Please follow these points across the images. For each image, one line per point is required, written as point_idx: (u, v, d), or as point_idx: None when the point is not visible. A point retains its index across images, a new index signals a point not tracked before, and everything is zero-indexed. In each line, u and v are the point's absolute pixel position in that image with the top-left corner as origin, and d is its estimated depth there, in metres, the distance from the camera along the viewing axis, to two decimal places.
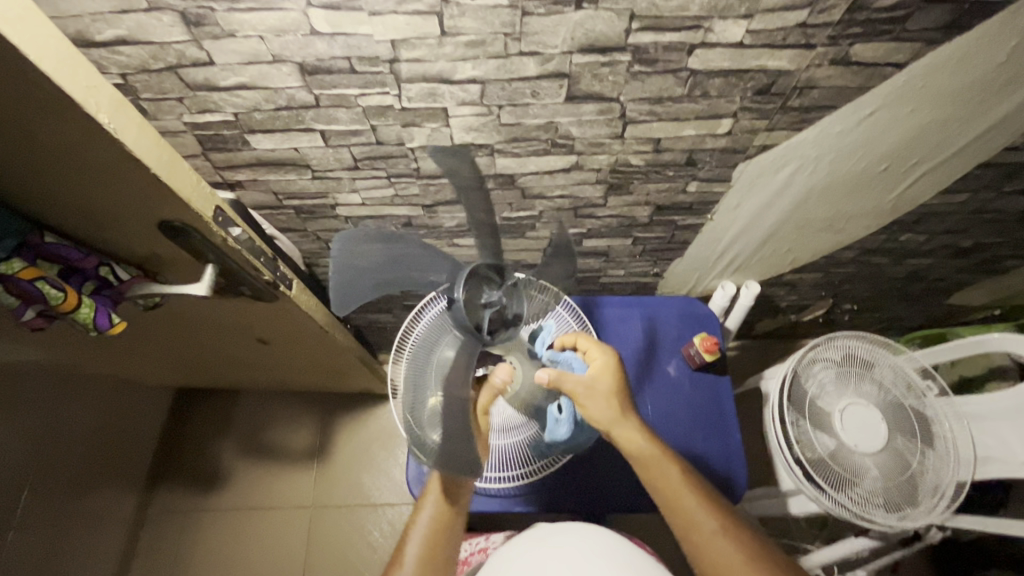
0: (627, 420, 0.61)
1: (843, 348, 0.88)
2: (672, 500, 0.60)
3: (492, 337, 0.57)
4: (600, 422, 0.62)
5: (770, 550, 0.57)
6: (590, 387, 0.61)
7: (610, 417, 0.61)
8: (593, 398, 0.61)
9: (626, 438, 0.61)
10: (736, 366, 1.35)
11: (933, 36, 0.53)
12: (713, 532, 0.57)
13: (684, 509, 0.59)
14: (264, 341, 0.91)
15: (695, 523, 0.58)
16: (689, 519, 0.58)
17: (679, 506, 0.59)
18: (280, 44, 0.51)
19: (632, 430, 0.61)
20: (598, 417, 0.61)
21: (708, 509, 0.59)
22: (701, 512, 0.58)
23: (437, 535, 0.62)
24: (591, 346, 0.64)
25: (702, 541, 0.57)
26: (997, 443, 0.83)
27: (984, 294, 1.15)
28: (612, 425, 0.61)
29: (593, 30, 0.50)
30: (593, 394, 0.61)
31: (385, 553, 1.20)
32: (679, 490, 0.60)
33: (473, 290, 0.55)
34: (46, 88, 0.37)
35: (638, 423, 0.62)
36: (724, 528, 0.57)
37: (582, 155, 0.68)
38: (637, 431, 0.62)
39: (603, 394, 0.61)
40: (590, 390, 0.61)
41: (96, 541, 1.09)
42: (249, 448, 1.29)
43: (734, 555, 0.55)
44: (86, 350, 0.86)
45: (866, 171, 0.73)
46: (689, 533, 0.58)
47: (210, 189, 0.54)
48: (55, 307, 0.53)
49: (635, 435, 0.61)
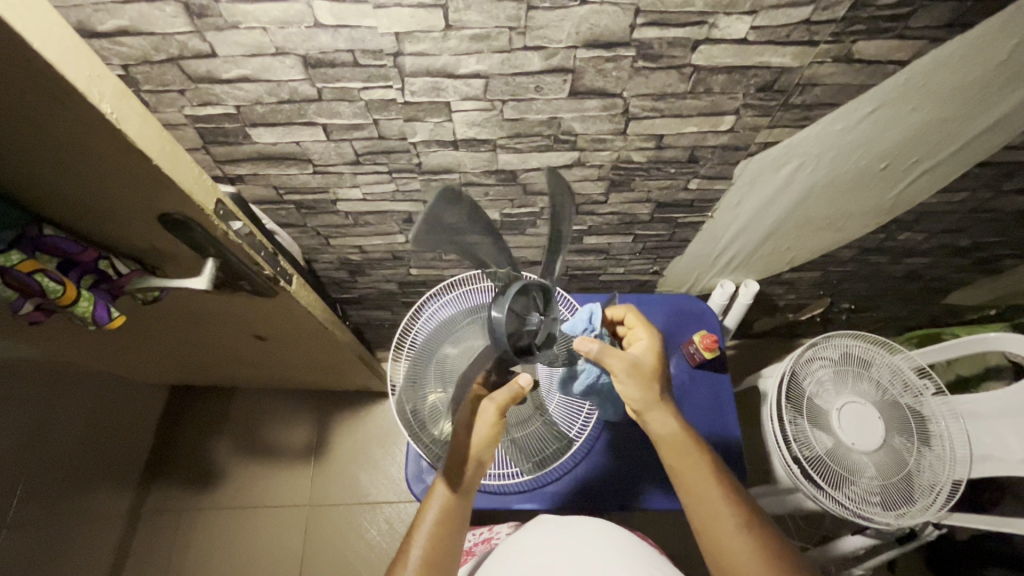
0: (660, 404, 0.63)
1: (841, 347, 0.88)
2: (694, 489, 0.60)
3: (523, 359, 0.56)
4: (633, 400, 0.63)
5: (788, 548, 0.56)
6: (634, 363, 0.63)
7: (647, 397, 0.62)
8: (633, 375, 0.62)
9: (657, 420, 0.62)
10: (734, 364, 1.35)
11: (936, 33, 0.53)
12: (731, 523, 0.57)
13: (704, 500, 0.59)
14: (263, 337, 0.90)
15: (713, 513, 0.58)
16: (708, 510, 0.58)
17: (701, 496, 0.59)
18: (283, 36, 0.51)
19: (664, 413, 0.62)
20: (633, 393, 0.62)
21: (730, 500, 0.58)
22: (722, 503, 0.58)
23: (442, 536, 0.60)
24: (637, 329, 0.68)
25: (717, 533, 0.57)
26: (994, 441, 0.84)
27: (980, 294, 1.16)
28: (646, 406, 0.62)
29: (597, 25, 0.50)
30: (635, 372, 0.62)
31: (383, 552, 1.20)
32: (700, 479, 0.60)
33: (520, 305, 0.54)
34: (47, 76, 0.37)
35: (671, 408, 0.63)
36: (744, 522, 0.57)
37: (584, 151, 0.68)
38: (668, 414, 0.63)
39: (645, 373, 0.63)
40: (632, 366, 0.62)
41: (90, 538, 1.08)
42: (246, 445, 1.28)
43: (752, 549, 0.55)
44: (83, 346, 0.85)
45: (866, 169, 0.73)
46: (705, 523, 0.58)
47: (211, 182, 0.54)
48: (52, 300, 0.53)
49: (667, 419, 0.62)
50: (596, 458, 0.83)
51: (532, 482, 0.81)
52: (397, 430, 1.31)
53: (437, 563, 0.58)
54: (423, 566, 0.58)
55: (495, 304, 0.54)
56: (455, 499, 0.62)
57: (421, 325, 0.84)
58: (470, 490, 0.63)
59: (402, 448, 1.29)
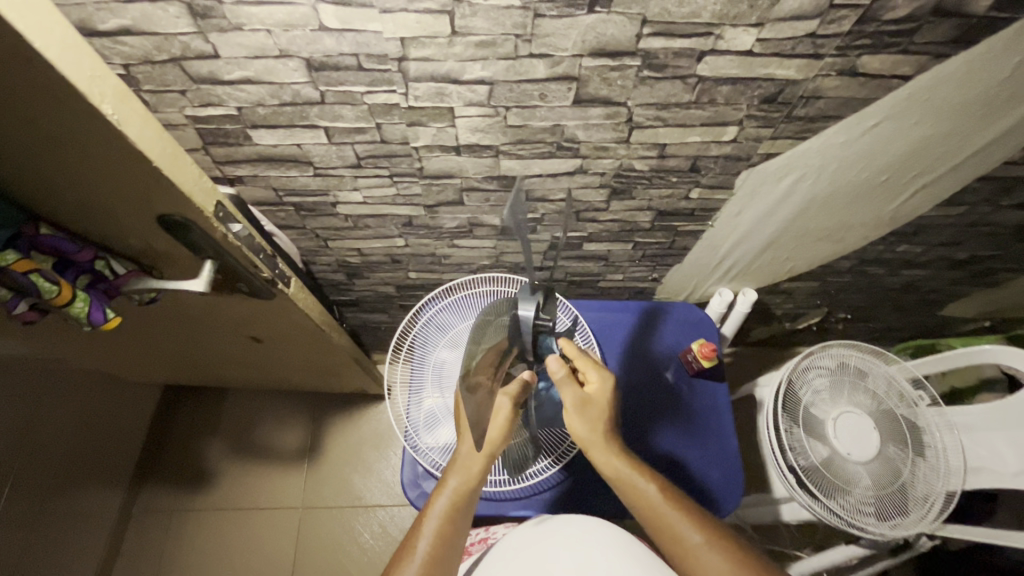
0: (607, 443, 0.64)
1: (837, 356, 0.88)
2: (654, 519, 0.60)
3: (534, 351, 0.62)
4: (581, 439, 0.65)
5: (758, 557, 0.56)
6: (583, 402, 0.65)
7: (591, 438, 0.64)
8: (582, 414, 0.64)
9: (602, 462, 0.64)
10: (731, 372, 1.35)
11: (939, 50, 0.54)
12: (698, 545, 0.57)
13: (667, 526, 0.59)
14: (258, 339, 0.90)
15: (678, 538, 0.58)
16: (674, 536, 0.58)
17: (663, 523, 0.59)
18: (287, 39, 0.50)
19: (610, 452, 0.64)
20: (581, 433, 0.64)
21: (691, 522, 0.58)
22: (685, 525, 0.58)
23: (448, 530, 0.59)
24: (587, 366, 0.66)
25: (690, 555, 0.57)
26: (989, 454, 0.84)
27: (976, 306, 1.16)
28: (591, 446, 0.64)
29: (604, 34, 0.50)
30: (583, 408, 0.64)
31: (376, 555, 1.19)
32: (659, 508, 0.60)
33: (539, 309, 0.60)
34: (47, 75, 0.36)
35: (618, 447, 0.64)
36: (708, 541, 0.57)
37: (587, 159, 0.68)
38: (612, 452, 0.64)
39: (594, 411, 0.64)
40: (582, 405, 0.64)
41: (81, 538, 1.07)
42: (240, 447, 1.27)
43: (723, 566, 0.55)
44: (77, 344, 0.84)
45: (867, 181, 0.73)
46: (677, 549, 0.58)
47: (212, 183, 0.54)
48: (47, 300, 0.52)
49: (612, 458, 0.63)
50: (591, 464, 0.82)
51: (527, 489, 0.81)
52: (392, 434, 1.30)
53: (442, 558, 0.57)
54: (428, 559, 0.56)
55: (523, 300, 0.59)
56: (465, 493, 0.61)
57: (420, 330, 0.84)
58: (480, 486, 0.63)
59: (397, 451, 1.29)
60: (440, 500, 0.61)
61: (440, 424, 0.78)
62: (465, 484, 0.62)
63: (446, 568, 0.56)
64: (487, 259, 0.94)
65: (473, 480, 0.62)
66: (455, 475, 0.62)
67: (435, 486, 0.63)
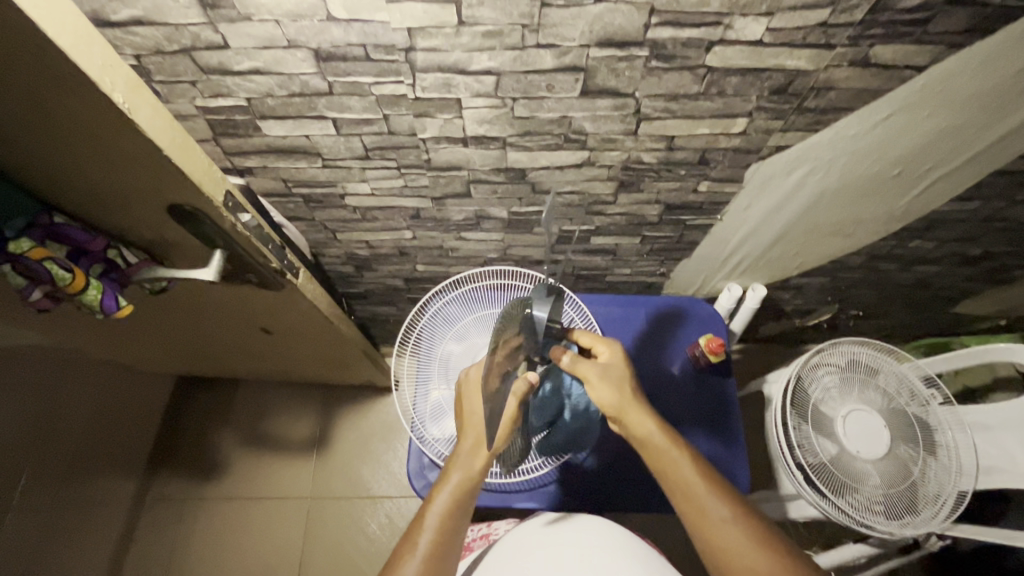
0: (636, 405, 0.64)
1: (848, 353, 0.87)
2: (683, 490, 0.59)
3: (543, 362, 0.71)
4: (608, 406, 0.65)
5: (779, 540, 0.56)
6: (604, 368, 0.66)
7: (622, 402, 0.64)
8: (605, 378, 0.65)
9: (633, 422, 0.63)
10: (739, 368, 1.34)
11: (954, 39, 0.53)
12: (724, 519, 0.57)
13: (693, 497, 0.58)
14: (267, 330, 0.91)
15: (703, 511, 0.58)
16: (699, 508, 0.58)
17: (690, 493, 0.59)
18: (296, 29, 0.50)
19: (642, 415, 0.63)
20: (606, 398, 0.65)
21: (719, 496, 0.58)
22: (712, 500, 0.58)
23: (448, 527, 0.59)
24: (595, 342, 0.69)
25: (713, 529, 0.57)
26: (1001, 453, 0.83)
27: (991, 303, 1.14)
28: (621, 410, 0.64)
29: (611, 24, 0.49)
30: (605, 376, 0.65)
31: (382, 547, 1.20)
32: (687, 477, 0.59)
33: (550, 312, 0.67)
34: (56, 61, 0.37)
35: (649, 411, 0.64)
36: (733, 516, 0.57)
37: (594, 151, 0.67)
38: (645, 414, 0.63)
39: (617, 377, 0.66)
40: (602, 371, 0.66)
41: (93, 524, 1.09)
42: (249, 437, 1.29)
43: (745, 543, 0.55)
44: (89, 334, 0.85)
45: (879, 175, 0.72)
46: (700, 521, 0.57)
47: (221, 173, 0.54)
48: (62, 287, 0.53)
49: (645, 420, 0.63)
50: (598, 460, 0.82)
51: (532, 482, 0.81)
52: (399, 426, 1.31)
53: (442, 557, 0.57)
54: (429, 559, 0.56)
55: (539, 302, 0.65)
56: (466, 489, 0.61)
57: (425, 323, 0.84)
58: (481, 480, 0.62)
59: (404, 444, 1.29)
60: (440, 495, 0.61)
61: (446, 416, 0.79)
62: (466, 480, 0.61)
63: (444, 564, 0.57)
64: (494, 252, 0.94)
65: (472, 476, 0.62)
66: (456, 476, 0.61)
67: (436, 479, 0.63)
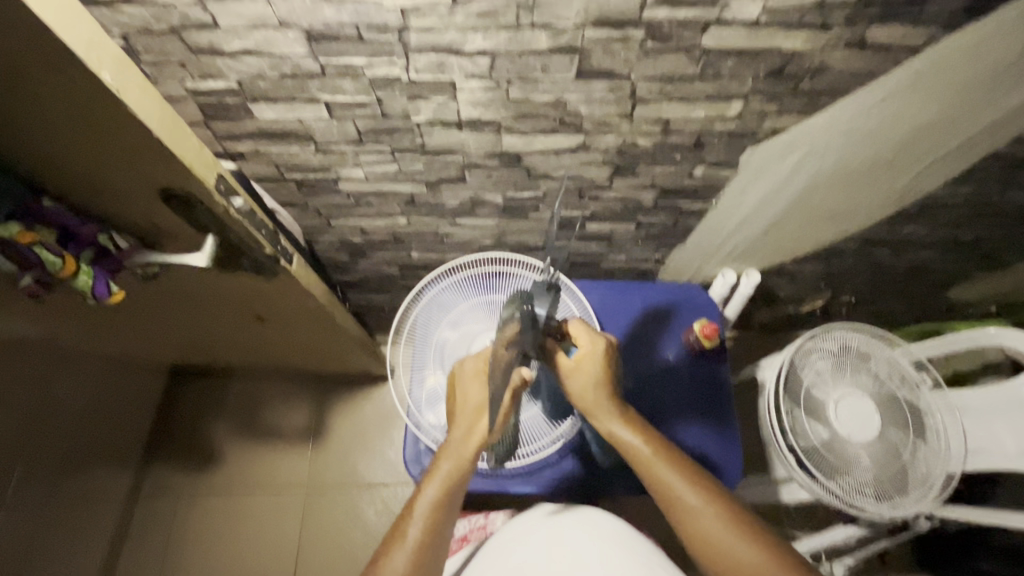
0: (611, 398, 0.66)
1: (841, 339, 0.88)
2: (655, 478, 0.61)
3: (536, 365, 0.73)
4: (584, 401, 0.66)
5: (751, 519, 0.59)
6: (580, 364, 0.67)
7: (594, 397, 0.65)
8: (581, 375, 0.66)
9: (608, 417, 0.65)
10: (732, 354, 1.35)
11: (949, 21, 0.53)
12: (695, 507, 0.58)
13: (666, 486, 0.60)
14: (261, 317, 0.90)
15: (676, 496, 0.59)
16: (675, 494, 0.59)
17: (661, 480, 0.60)
18: (287, 8, 0.50)
19: (615, 408, 0.65)
20: (585, 395, 0.66)
21: (690, 482, 0.60)
22: (685, 487, 0.59)
23: (437, 517, 0.59)
24: (580, 333, 0.68)
25: (687, 514, 0.58)
26: (989, 436, 0.84)
27: (981, 288, 1.15)
28: (592, 407, 0.66)
29: (606, 4, 0.49)
30: (583, 371, 0.66)
31: (379, 533, 1.21)
32: (659, 466, 0.61)
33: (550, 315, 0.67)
34: (42, 38, 0.36)
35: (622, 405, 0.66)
36: (706, 501, 0.58)
37: (590, 135, 0.67)
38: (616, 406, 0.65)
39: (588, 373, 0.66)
40: (580, 366, 0.66)
41: (89, 514, 1.09)
42: (245, 426, 1.29)
43: (720, 525, 0.57)
44: (82, 323, 0.85)
45: (873, 159, 0.72)
46: (674, 506, 0.59)
47: (212, 156, 0.53)
48: (53, 272, 0.53)
49: (618, 413, 0.65)
50: (594, 446, 0.83)
51: (529, 467, 0.82)
52: (395, 414, 1.31)
53: (432, 547, 0.57)
54: (417, 551, 0.56)
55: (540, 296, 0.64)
56: (456, 482, 0.61)
57: (421, 310, 0.83)
58: (471, 471, 0.62)
59: (400, 431, 1.30)
60: (430, 486, 0.60)
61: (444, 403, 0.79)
62: (456, 472, 0.61)
63: (433, 559, 0.57)
64: (489, 238, 0.94)
65: (462, 468, 0.61)
66: (445, 471, 0.61)
67: (425, 472, 0.62)
